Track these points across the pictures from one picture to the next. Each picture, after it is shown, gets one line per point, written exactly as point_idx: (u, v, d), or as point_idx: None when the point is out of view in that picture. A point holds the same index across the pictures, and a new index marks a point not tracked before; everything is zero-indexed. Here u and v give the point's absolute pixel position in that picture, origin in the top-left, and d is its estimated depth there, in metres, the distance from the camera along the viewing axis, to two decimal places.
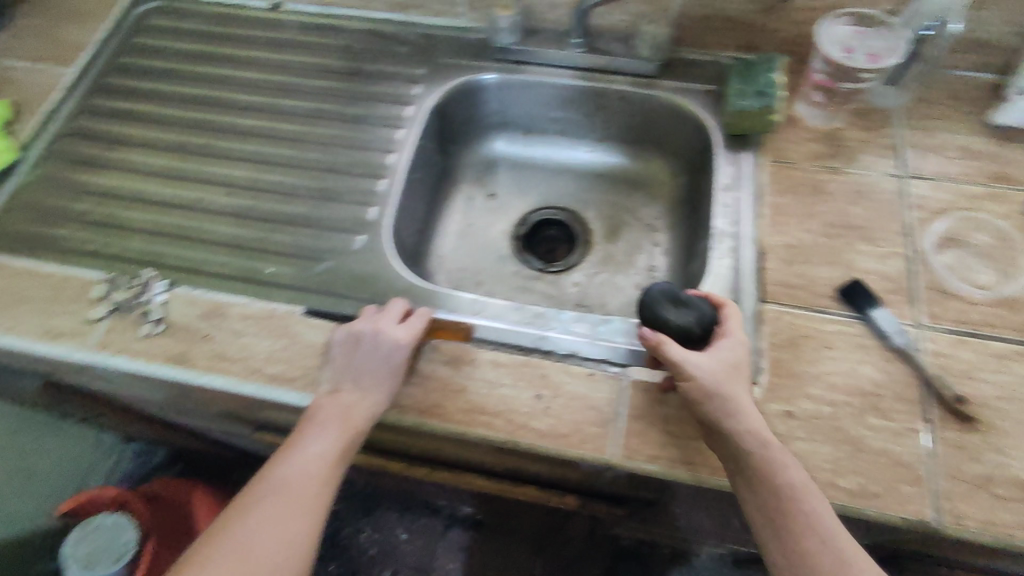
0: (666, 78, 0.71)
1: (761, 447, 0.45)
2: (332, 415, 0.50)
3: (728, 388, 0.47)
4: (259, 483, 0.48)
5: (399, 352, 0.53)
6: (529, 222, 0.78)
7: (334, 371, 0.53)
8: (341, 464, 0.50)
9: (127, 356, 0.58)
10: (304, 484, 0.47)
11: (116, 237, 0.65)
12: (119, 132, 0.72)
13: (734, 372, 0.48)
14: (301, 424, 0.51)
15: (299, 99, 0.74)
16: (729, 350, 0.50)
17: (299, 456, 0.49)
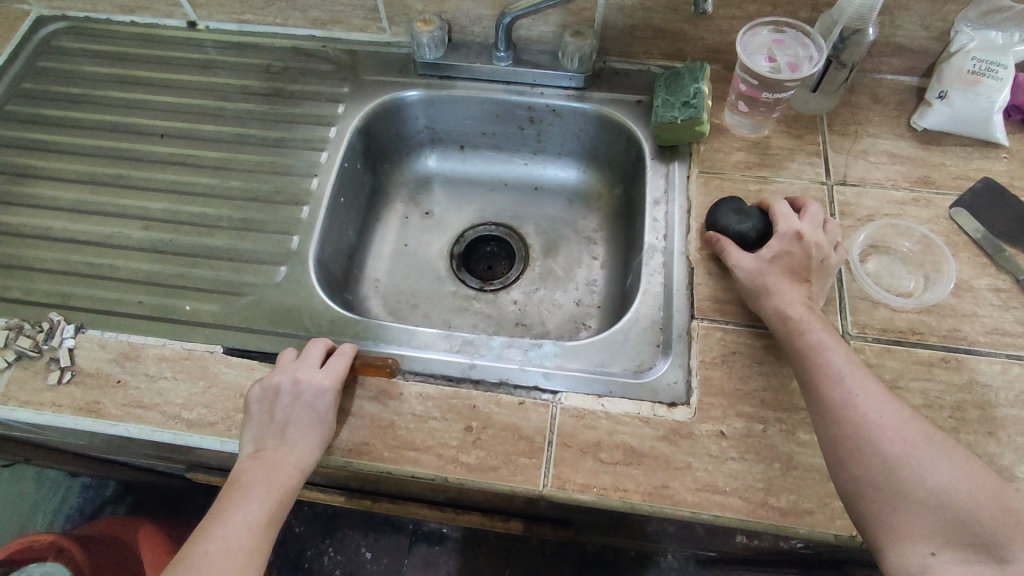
0: (595, 90, 0.70)
1: (783, 322, 0.51)
2: (258, 478, 0.48)
3: (763, 280, 0.53)
4: (181, 562, 0.46)
5: (322, 398, 0.51)
6: (466, 240, 0.77)
7: (255, 429, 0.50)
8: (272, 527, 0.48)
9: (32, 407, 0.54)
10: (231, 554, 0.46)
11: (20, 279, 0.61)
12: (23, 165, 0.68)
13: (775, 265, 0.53)
14: (224, 491, 0.49)
15: (219, 123, 0.71)
16: (772, 245, 0.54)
17: (227, 526, 0.47)
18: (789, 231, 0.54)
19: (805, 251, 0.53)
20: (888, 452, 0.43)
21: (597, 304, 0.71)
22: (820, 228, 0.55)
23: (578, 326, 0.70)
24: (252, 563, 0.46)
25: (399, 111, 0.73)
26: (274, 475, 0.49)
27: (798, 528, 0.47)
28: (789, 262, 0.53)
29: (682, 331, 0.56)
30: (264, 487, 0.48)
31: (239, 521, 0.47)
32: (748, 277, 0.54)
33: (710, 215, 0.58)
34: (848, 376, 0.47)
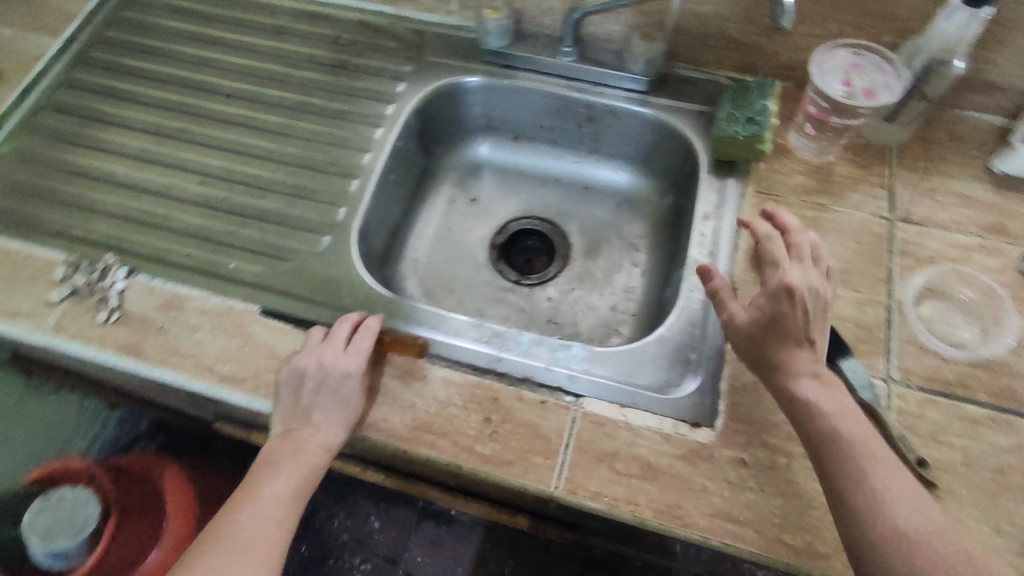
0: (658, 95, 0.69)
1: (793, 402, 0.47)
2: (287, 453, 0.51)
3: (763, 353, 0.48)
4: (212, 530, 0.48)
5: (349, 380, 0.52)
6: (508, 231, 0.77)
7: (283, 410, 0.52)
8: (300, 500, 0.51)
9: (79, 341, 0.57)
10: (260, 525, 0.48)
11: (82, 218, 0.64)
12: (96, 109, 0.71)
13: (773, 327, 0.48)
14: (255, 467, 0.51)
15: (284, 89, 0.72)
16: (764, 305, 0.49)
17: (258, 496, 0.49)
18: (781, 287, 0.48)
19: (800, 309, 0.47)
20: (913, 539, 0.40)
21: (632, 312, 0.70)
22: (809, 273, 0.50)
23: (610, 332, 0.69)
24: (279, 533, 0.48)
25: (458, 96, 0.74)
26: (302, 450, 0.50)
27: (810, 570, 0.46)
28: (785, 323, 0.48)
29: (715, 352, 0.55)
30: (293, 461, 0.50)
31: (268, 494, 0.49)
32: (746, 344, 0.50)
33: (762, 243, 0.57)
34: (867, 457, 0.43)
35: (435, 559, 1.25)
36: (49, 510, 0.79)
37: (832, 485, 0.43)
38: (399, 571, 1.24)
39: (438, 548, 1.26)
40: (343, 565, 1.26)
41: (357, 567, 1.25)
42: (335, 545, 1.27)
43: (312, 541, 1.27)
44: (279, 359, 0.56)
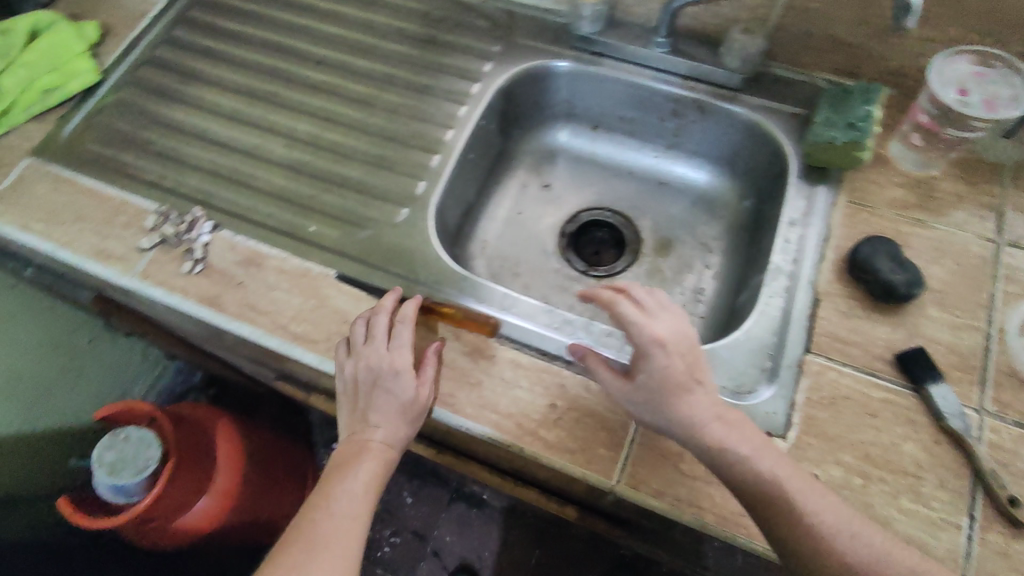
0: (750, 93, 0.67)
1: (710, 459, 0.45)
2: (356, 450, 0.50)
3: (662, 413, 0.46)
4: (291, 535, 0.47)
5: (404, 379, 0.50)
6: (579, 221, 0.76)
7: (347, 409, 0.52)
8: (374, 495, 0.50)
9: (164, 289, 0.60)
10: (338, 526, 0.47)
11: (174, 171, 0.67)
12: (193, 67, 0.74)
13: (660, 386, 0.46)
14: (327, 470, 0.51)
15: (372, 60, 0.73)
16: (645, 368, 0.46)
17: (333, 497, 0.49)
18: (650, 343, 0.46)
19: (686, 364, 0.46)
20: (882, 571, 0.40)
21: (700, 314, 0.69)
22: (670, 318, 0.48)
23: None
24: (356, 531, 0.48)
25: (543, 80, 0.73)
26: (371, 445, 0.50)
27: None
28: (672, 378, 0.45)
29: (794, 363, 0.53)
30: (362, 458, 0.50)
31: (342, 494, 0.49)
32: (640, 404, 0.47)
33: (853, 254, 0.55)
34: (796, 492, 0.43)
35: (464, 539, 1.27)
36: (117, 447, 0.83)
37: (770, 530, 0.43)
38: (428, 547, 1.26)
39: (467, 529, 1.27)
40: (373, 535, 1.28)
41: (386, 538, 1.27)
42: None
43: None
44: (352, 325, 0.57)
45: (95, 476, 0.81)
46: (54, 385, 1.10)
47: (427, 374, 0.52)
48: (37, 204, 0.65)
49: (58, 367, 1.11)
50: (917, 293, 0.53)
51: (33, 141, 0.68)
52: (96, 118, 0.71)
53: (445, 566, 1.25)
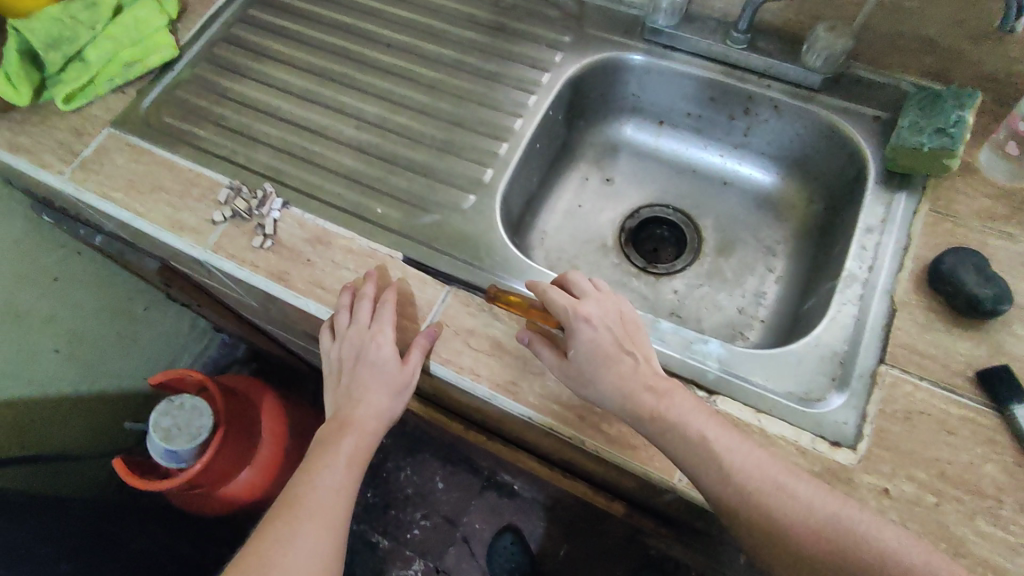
0: (828, 94, 0.65)
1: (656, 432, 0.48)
2: (340, 426, 0.59)
3: (591, 381, 0.50)
4: (286, 498, 0.57)
5: (388, 361, 0.56)
6: (640, 217, 0.75)
7: (337, 383, 0.60)
8: (357, 466, 0.59)
9: (235, 262, 0.61)
10: (327, 489, 0.57)
11: (245, 147, 0.68)
12: (267, 46, 0.75)
13: (589, 357, 0.51)
14: (317, 440, 0.60)
15: (442, 45, 0.73)
16: (574, 343, 0.51)
17: (320, 468, 0.58)
18: (574, 319, 0.52)
19: (612, 336, 0.52)
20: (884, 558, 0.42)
21: (761, 318, 0.67)
22: (602, 301, 0.53)
23: (735, 334, 0.67)
24: (340, 496, 0.58)
25: (612, 72, 0.72)
26: (354, 424, 0.58)
27: None
28: (600, 350, 0.51)
29: (866, 373, 0.51)
30: (346, 434, 0.58)
31: (330, 463, 0.58)
32: (571, 373, 0.51)
33: (935, 264, 0.53)
34: (777, 475, 0.46)
35: (493, 528, 1.28)
36: (172, 415, 0.86)
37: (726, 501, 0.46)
38: (457, 532, 1.28)
39: (498, 518, 1.28)
40: (403, 517, 1.30)
41: (416, 521, 1.29)
42: (399, 496, 1.31)
43: (378, 490, 1.31)
44: (416, 308, 0.57)
45: (150, 439, 0.84)
46: (111, 349, 1.15)
47: (413, 360, 0.55)
48: (116, 173, 0.67)
49: (115, 331, 1.15)
50: (1004, 310, 0.51)
51: (115, 113, 0.71)
52: (174, 92, 0.73)
53: (474, 553, 1.26)
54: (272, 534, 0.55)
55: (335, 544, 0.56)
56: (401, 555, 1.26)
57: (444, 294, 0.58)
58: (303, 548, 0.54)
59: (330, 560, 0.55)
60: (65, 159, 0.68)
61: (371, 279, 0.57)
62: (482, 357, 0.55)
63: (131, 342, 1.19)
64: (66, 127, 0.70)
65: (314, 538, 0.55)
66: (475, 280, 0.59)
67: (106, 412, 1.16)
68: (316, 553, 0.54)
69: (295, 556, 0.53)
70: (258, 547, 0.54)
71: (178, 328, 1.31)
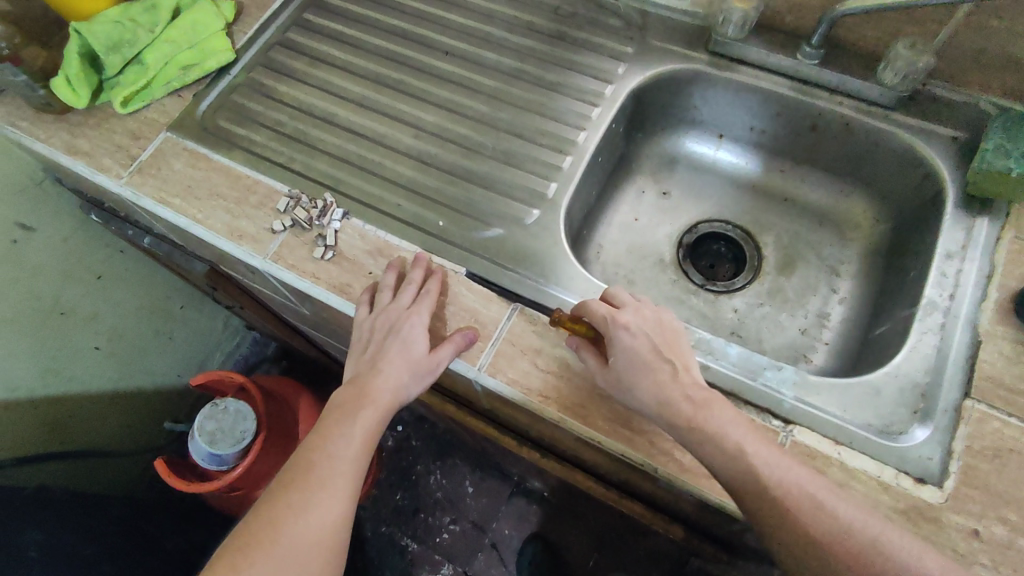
0: (903, 112, 0.63)
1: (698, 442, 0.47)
2: (357, 397, 0.55)
3: (630, 390, 0.49)
4: (291, 469, 0.52)
5: (420, 340, 0.55)
6: (697, 232, 0.74)
7: (358, 353, 0.57)
8: (371, 441, 0.55)
9: (296, 273, 0.60)
10: (338, 462, 0.52)
11: (302, 153, 0.67)
12: (322, 51, 0.74)
13: (628, 364, 0.50)
14: (329, 409, 0.56)
15: (499, 53, 0.72)
16: (612, 349, 0.51)
17: (332, 440, 0.53)
18: (612, 326, 0.51)
19: (651, 344, 0.50)
20: None
21: (825, 340, 0.65)
22: (641, 311, 0.53)
23: (798, 357, 0.65)
24: (351, 473, 0.53)
25: (675, 83, 0.70)
26: (373, 395, 0.54)
27: None
28: (638, 357, 0.50)
29: (951, 407, 0.50)
30: (363, 405, 0.54)
31: (342, 434, 0.54)
32: (609, 382, 0.51)
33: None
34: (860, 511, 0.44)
35: (523, 534, 1.27)
36: (216, 418, 0.86)
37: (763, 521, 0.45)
38: (486, 539, 1.27)
39: (526, 525, 1.27)
40: (432, 521, 1.29)
41: (445, 526, 1.29)
42: (429, 500, 1.31)
43: (408, 493, 1.32)
44: (482, 326, 0.57)
45: (196, 441, 0.84)
46: (148, 346, 1.15)
47: (443, 354, 0.55)
48: (173, 178, 0.66)
49: (152, 329, 1.15)
50: None
51: (172, 116, 0.70)
52: (229, 96, 0.72)
53: (503, 560, 1.25)
54: (275, 508, 0.50)
55: (342, 524, 0.51)
56: (430, 559, 1.26)
57: (509, 311, 0.57)
58: (308, 524, 0.49)
59: (336, 539, 0.50)
60: (122, 162, 0.67)
61: (419, 265, 0.58)
62: (550, 378, 0.54)
63: (167, 339, 1.19)
64: (124, 130, 0.69)
65: (322, 514, 0.50)
66: (541, 299, 0.58)
67: (140, 408, 1.16)
68: (322, 531, 0.49)
69: (300, 533, 0.49)
70: (260, 520, 0.49)
71: (211, 325, 1.31)
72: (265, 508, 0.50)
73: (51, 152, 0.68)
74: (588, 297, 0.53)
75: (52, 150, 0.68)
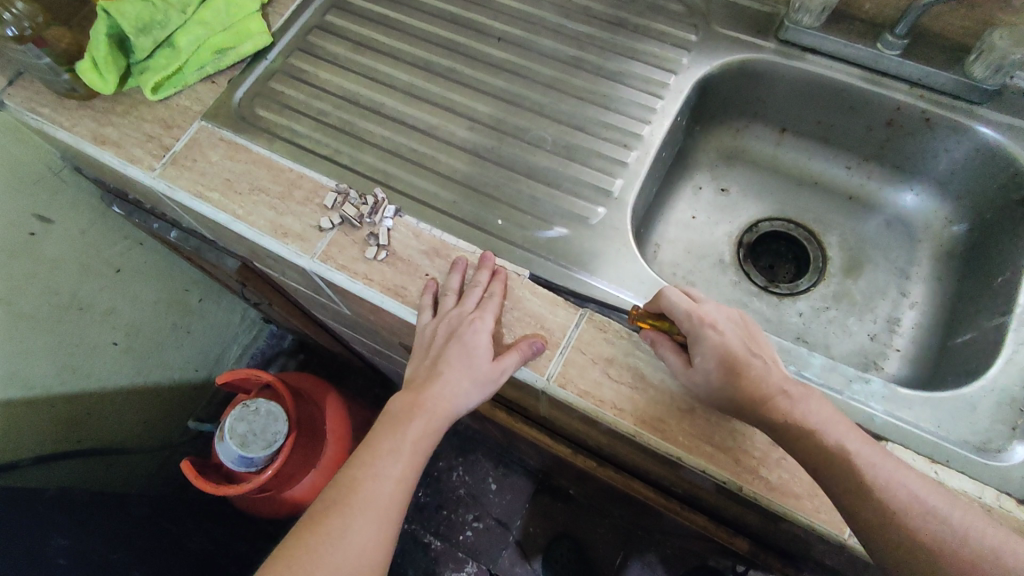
0: (988, 108, 0.59)
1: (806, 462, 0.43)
2: (408, 409, 0.51)
3: (728, 396, 0.46)
4: (334, 486, 0.49)
5: (484, 347, 0.51)
6: (759, 231, 0.72)
7: (417, 359, 0.54)
8: (420, 457, 0.51)
9: (347, 274, 0.56)
10: (384, 481, 0.49)
11: (348, 145, 0.63)
12: (366, 36, 0.70)
13: (719, 363, 0.47)
14: (380, 420, 0.52)
15: (555, 41, 0.69)
16: (700, 348, 0.47)
17: (380, 455, 0.50)
18: (698, 324, 0.48)
19: (741, 343, 0.47)
20: None
21: (897, 346, 0.62)
22: (722, 308, 0.50)
23: (869, 364, 0.62)
24: (397, 494, 0.49)
25: (741, 75, 0.67)
26: (426, 407, 0.50)
27: None
28: (730, 355, 0.47)
29: None
30: (415, 417, 0.50)
31: (389, 449, 0.50)
32: (700, 382, 0.47)
33: None
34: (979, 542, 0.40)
35: (547, 533, 1.25)
36: (247, 420, 0.83)
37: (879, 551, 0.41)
38: (510, 537, 1.25)
39: (551, 523, 1.26)
40: (455, 519, 1.27)
41: (469, 523, 1.27)
42: (452, 497, 1.29)
43: (430, 490, 1.29)
44: (549, 333, 0.53)
45: (227, 444, 0.81)
46: (166, 341, 1.11)
47: (508, 362, 0.50)
48: (211, 171, 0.62)
49: (170, 323, 1.11)
50: None
51: (206, 104, 0.66)
52: (267, 83, 0.68)
53: (528, 558, 1.23)
54: (316, 530, 0.47)
55: (384, 549, 0.48)
56: (453, 558, 1.24)
57: (577, 317, 0.53)
58: (348, 550, 0.46)
59: (376, 566, 0.47)
60: (154, 153, 0.63)
61: (485, 266, 0.55)
62: (625, 390, 0.50)
63: (184, 333, 1.15)
64: (155, 118, 0.65)
65: (361, 540, 0.47)
66: (611, 303, 0.55)
67: (156, 405, 1.12)
68: (363, 558, 0.46)
69: (338, 558, 0.46)
70: (298, 544, 0.46)
71: (229, 318, 1.27)
72: (307, 527, 0.47)
73: (77, 142, 0.64)
74: (667, 293, 0.49)
75: (77, 139, 0.64)
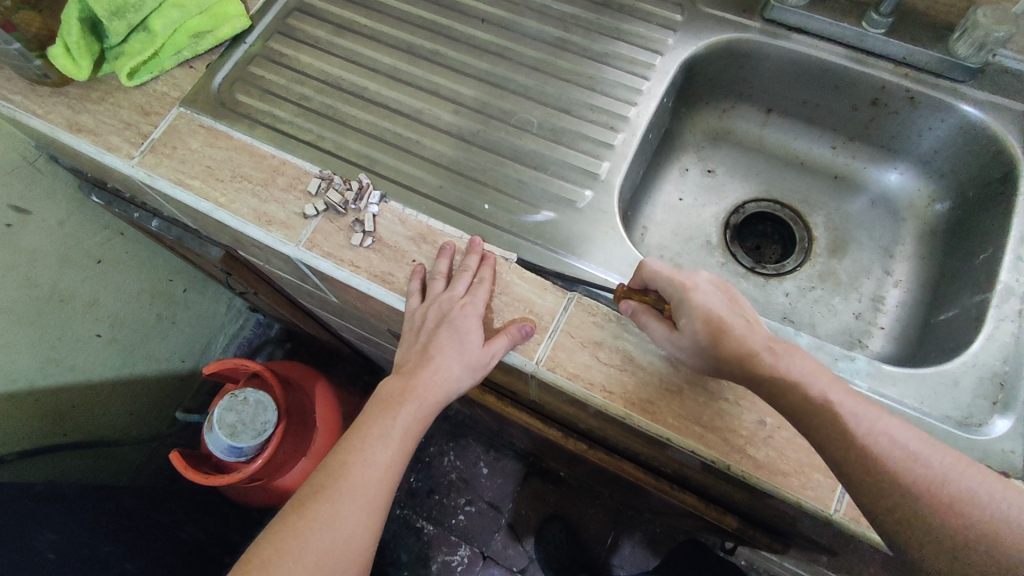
0: (971, 87, 0.60)
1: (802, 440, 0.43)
2: (398, 393, 0.51)
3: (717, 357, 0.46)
4: (322, 473, 0.49)
5: (473, 332, 0.51)
6: (744, 212, 0.72)
7: (407, 345, 0.53)
8: (409, 442, 0.51)
9: (333, 261, 0.55)
10: (373, 468, 0.49)
11: (331, 130, 0.62)
12: (348, 19, 0.69)
13: (704, 324, 0.46)
14: (369, 406, 0.52)
15: (540, 22, 0.68)
16: (684, 311, 0.47)
17: (369, 442, 0.50)
18: (681, 288, 0.47)
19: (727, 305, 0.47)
20: None
21: (881, 325, 0.63)
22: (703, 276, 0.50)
23: (853, 343, 0.62)
24: (386, 480, 0.50)
25: (728, 56, 0.67)
26: (415, 393, 0.50)
27: None
28: (713, 316, 0.46)
29: None
30: (405, 402, 0.50)
31: (376, 436, 0.50)
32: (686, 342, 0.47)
33: None
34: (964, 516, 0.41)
35: (540, 514, 1.26)
36: (236, 409, 0.83)
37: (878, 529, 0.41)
38: (502, 520, 1.26)
39: (543, 504, 1.27)
40: (448, 503, 1.28)
41: (461, 507, 1.28)
42: (443, 481, 1.30)
43: (422, 475, 1.30)
44: (538, 317, 0.53)
45: (217, 435, 0.81)
46: (150, 332, 1.09)
47: (496, 346, 0.50)
48: (190, 159, 0.60)
49: (154, 314, 1.09)
50: None
51: (184, 90, 0.64)
52: (247, 68, 0.66)
53: (520, 540, 1.24)
54: (303, 516, 0.47)
55: (371, 533, 0.48)
56: (446, 541, 1.25)
57: (566, 301, 0.53)
58: (334, 535, 0.46)
59: (362, 552, 0.47)
60: (132, 141, 0.61)
61: (474, 251, 0.54)
62: (613, 372, 0.50)
63: (169, 324, 1.14)
64: (131, 105, 0.63)
65: (349, 526, 0.47)
66: (598, 286, 0.55)
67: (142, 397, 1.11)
68: (350, 543, 0.47)
69: (325, 544, 0.46)
70: (285, 529, 0.46)
71: (214, 308, 1.26)
72: (293, 513, 0.47)
73: (51, 130, 0.62)
74: (648, 262, 0.50)
75: (51, 127, 0.62)
